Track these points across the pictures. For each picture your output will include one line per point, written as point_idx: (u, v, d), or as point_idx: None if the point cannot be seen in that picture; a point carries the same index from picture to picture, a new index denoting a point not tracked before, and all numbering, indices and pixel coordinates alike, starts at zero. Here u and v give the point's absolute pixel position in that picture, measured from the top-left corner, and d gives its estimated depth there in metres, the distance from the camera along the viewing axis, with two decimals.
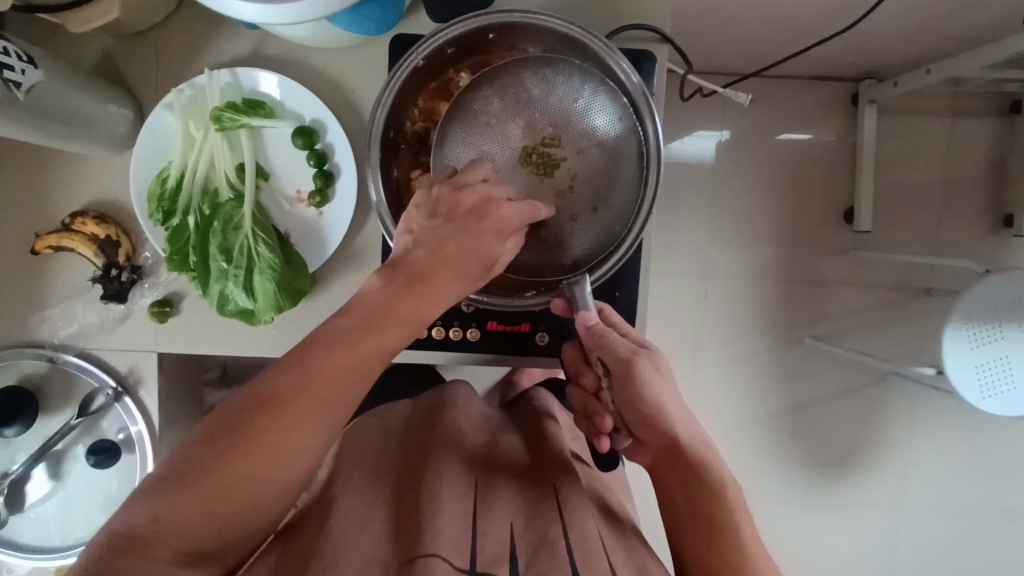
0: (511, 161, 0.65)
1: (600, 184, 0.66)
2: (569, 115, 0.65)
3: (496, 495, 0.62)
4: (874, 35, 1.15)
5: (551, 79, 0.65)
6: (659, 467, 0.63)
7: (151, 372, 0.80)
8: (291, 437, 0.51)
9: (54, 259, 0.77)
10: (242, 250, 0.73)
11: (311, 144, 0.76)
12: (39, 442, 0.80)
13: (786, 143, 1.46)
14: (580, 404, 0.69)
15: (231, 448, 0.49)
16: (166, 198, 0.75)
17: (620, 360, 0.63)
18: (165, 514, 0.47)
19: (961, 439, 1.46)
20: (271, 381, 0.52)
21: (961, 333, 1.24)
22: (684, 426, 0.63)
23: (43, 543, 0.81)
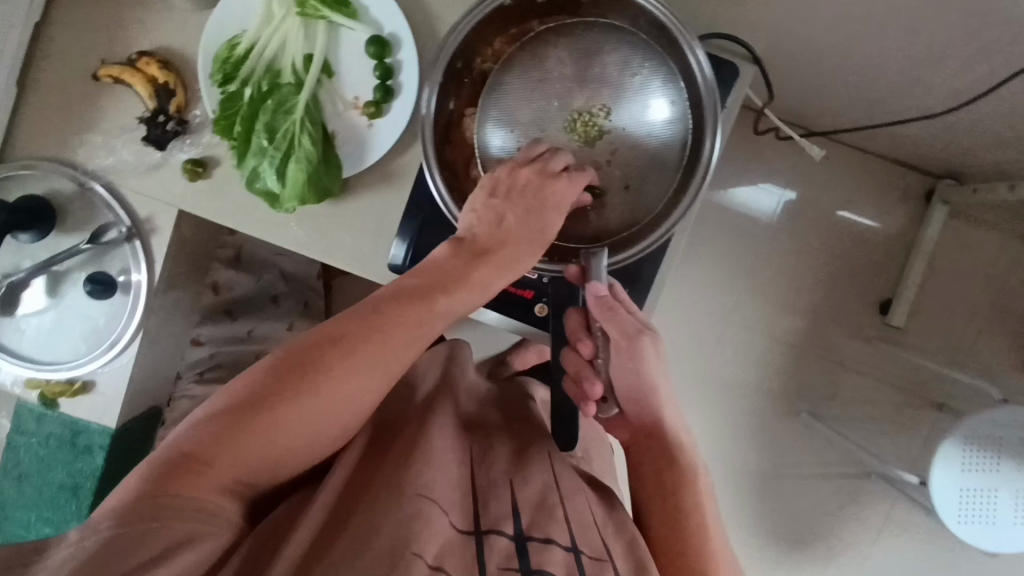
0: (557, 123, 0.68)
1: (637, 162, 0.67)
2: (620, 91, 0.67)
3: (491, 456, 0.64)
4: (967, 130, 1.11)
5: (613, 54, 0.67)
6: (635, 444, 0.69)
7: (167, 225, 0.82)
8: (352, 380, 0.55)
9: (111, 91, 0.80)
10: (286, 134, 0.75)
11: (381, 57, 0.76)
12: (46, 256, 0.82)
13: (846, 220, 1.43)
14: (572, 368, 0.68)
15: (300, 381, 0.53)
16: (231, 65, 0.75)
17: (626, 336, 0.65)
18: (222, 438, 0.49)
19: (921, 559, 1.42)
20: (333, 331, 0.56)
21: (957, 454, 1.21)
22: (670, 413, 0.68)
23: (23, 352, 0.84)
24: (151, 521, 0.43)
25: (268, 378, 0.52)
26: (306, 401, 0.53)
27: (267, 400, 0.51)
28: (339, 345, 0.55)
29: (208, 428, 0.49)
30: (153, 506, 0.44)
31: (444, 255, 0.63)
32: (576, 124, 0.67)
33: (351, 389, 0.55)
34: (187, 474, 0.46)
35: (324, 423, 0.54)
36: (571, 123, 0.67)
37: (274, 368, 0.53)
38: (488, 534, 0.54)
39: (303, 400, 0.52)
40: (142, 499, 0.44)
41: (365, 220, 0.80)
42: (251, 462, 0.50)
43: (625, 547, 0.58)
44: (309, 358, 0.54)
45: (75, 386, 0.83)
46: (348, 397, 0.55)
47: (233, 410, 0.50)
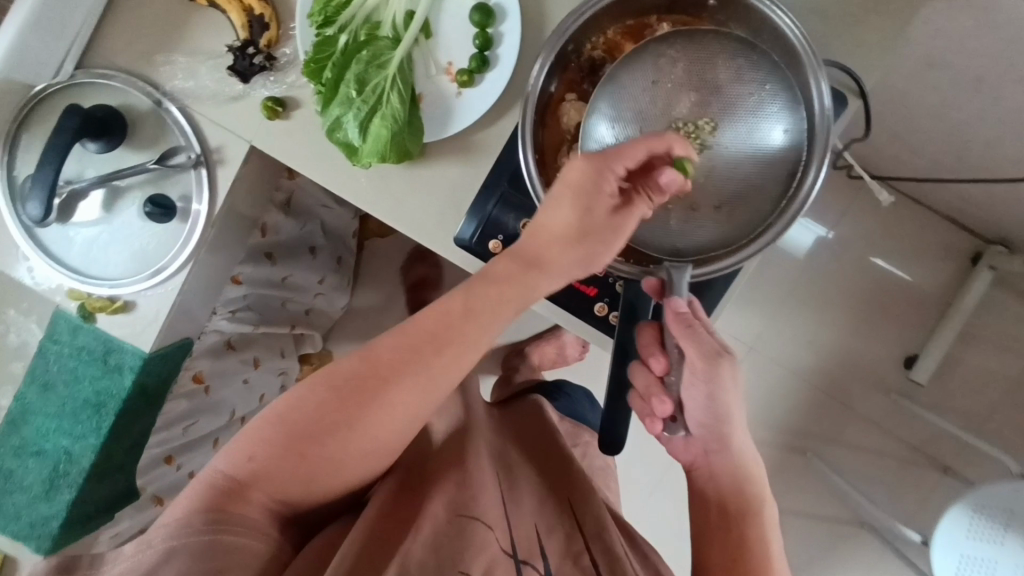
0: (659, 128, 0.64)
1: (736, 184, 0.65)
2: (736, 108, 0.63)
3: (516, 495, 0.74)
4: None
5: (741, 73, 0.63)
6: (699, 466, 0.68)
7: (236, 158, 0.80)
8: (392, 399, 0.62)
9: (202, 14, 0.78)
10: (376, 89, 0.73)
11: (484, 25, 0.74)
12: (110, 169, 0.81)
13: (878, 269, 1.42)
14: (641, 383, 0.66)
15: (339, 405, 0.61)
16: (332, 8, 0.73)
17: (707, 356, 0.61)
18: (268, 465, 0.59)
19: None
20: (371, 353, 0.63)
21: (963, 520, 1.20)
22: (740, 438, 0.67)
23: (68, 261, 0.83)
24: (209, 531, 0.55)
25: (311, 404, 0.61)
26: (347, 422, 0.61)
27: (308, 426, 0.60)
28: (368, 377, 0.62)
29: (253, 449, 0.60)
30: (216, 515, 0.56)
31: (496, 264, 0.63)
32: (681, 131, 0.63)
33: (389, 408, 0.62)
34: (238, 498, 0.58)
35: (368, 437, 0.62)
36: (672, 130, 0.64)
37: (312, 398, 0.61)
38: (523, 562, 0.62)
39: (341, 426, 0.60)
40: (201, 514, 0.56)
41: (438, 188, 0.78)
42: (297, 479, 0.60)
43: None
44: (349, 381, 0.62)
45: (116, 304, 0.82)
46: (375, 422, 0.61)
47: (275, 434, 0.60)
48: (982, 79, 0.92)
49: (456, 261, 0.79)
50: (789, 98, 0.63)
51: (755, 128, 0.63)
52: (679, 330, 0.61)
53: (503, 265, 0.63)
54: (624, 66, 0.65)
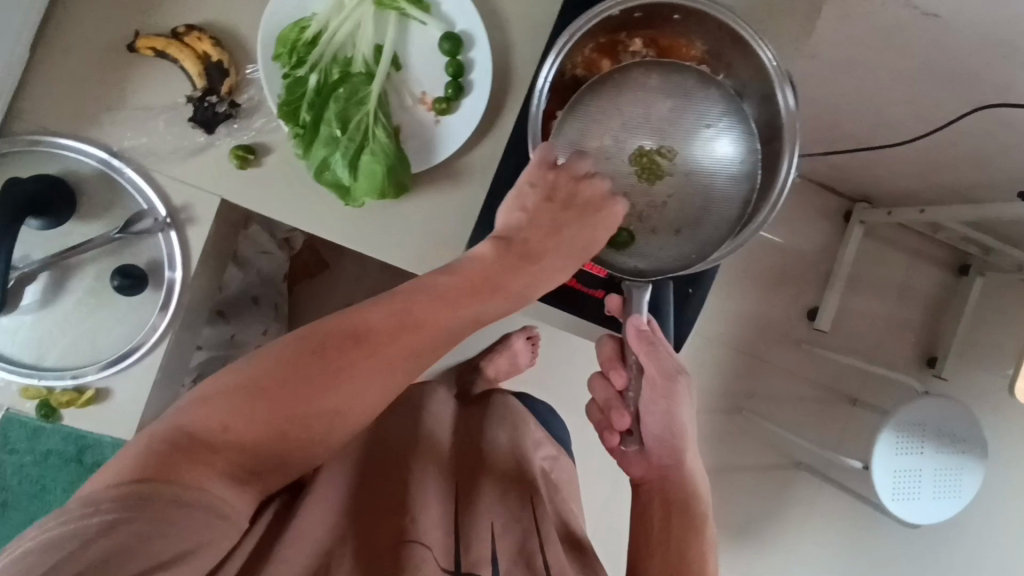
0: (624, 158, 0.73)
1: (693, 209, 0.73)
2: (690, 134, 0.73)
3: (473, 502, 0.73)
4: (901, 158, 1.30)
5: (691, 95, 0.73)
6: (648, 483, 0.73)
7: (207, 215, 0.75)
8: (371, 372, 0.54)
9: (149, 67, 0.72)
10: (359, 125, 0.72)
11: (454, 53, 0.75)
12: (58, 246, 0.72)
13: (771, 239, 1.59)
14: (602, 397, 0.76)
15: (319, 373, 0.52)
16: (300, 48, 0.71)
17: (663, 372, 0.68)
18: (236, 429, 0.49)
19: (841, 539, 1.60)
20: (361, 319, 0.54)
21: (891, 441, 1.38)
22: (692, 459, 0.72)
23: (20, 356, 0.74)
24: (159, 499, 0.45)
25: (283, 367, 0.51)
26: (321, 395, 0.52)
27: (276, 392, 0.50)
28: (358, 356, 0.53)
29: (220, 418, 0.49)
30: (158, 498, 0.45)
31: (487, 253, 0.62)
32: (642, 158, 0.73)
33: (369, 388, 0.54)
34: (193, 459, 0.47)
35: (340, 418, 0.53)
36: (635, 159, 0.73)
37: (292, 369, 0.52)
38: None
39: (315, 398, 0.52)
40: (147, 475, 0.45)
41: (430, 217, 0.78)
42: (258, 451, 0.51)
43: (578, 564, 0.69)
44: (330, 348, 0.53)
45: (86, 395, 0.74)
46: (351, 408, 0.53)
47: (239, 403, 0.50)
48: (854, 63, 1.09)
49: None
50: (732, 111, 0.73)
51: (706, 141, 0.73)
52: (640, 351, 0.68)
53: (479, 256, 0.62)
54: (585, 89, 0.73)
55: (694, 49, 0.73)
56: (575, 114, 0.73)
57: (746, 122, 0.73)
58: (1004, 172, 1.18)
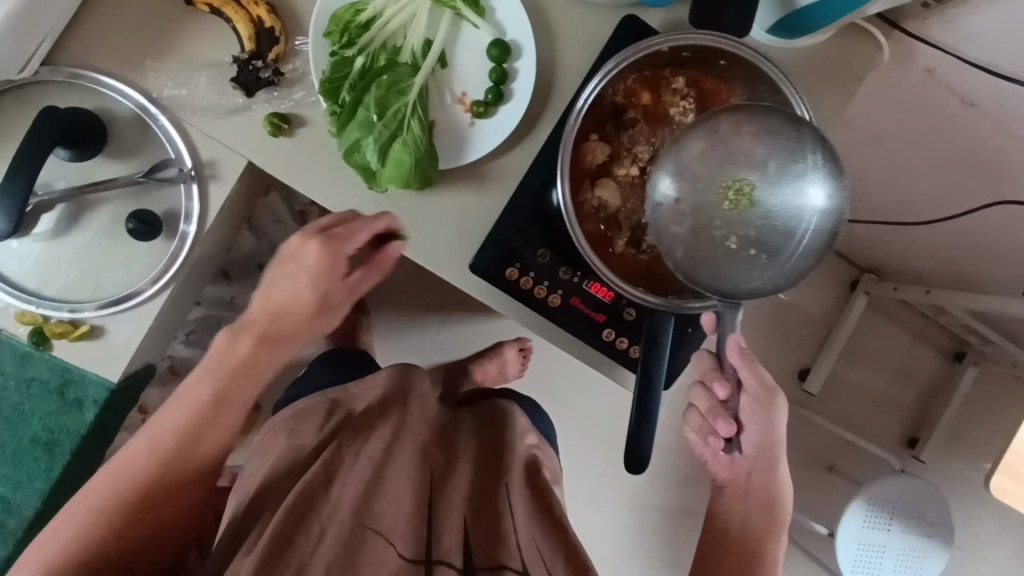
0: (705, 192, 0.61)
1: (770, 243, 0.61)
2: (782, 169, 0.60)
3: (449, 479, 0.86)
4: (916, 237, 1.31)
5: (790, 137, 0.61)
6: (731, 484, 0.81)
7: (231, 174, 0.75)
8: (223, 417, 0.75)
9: (201, 21, 0.73)
10: (396, 114, 0.73)
11: (501, 60, 0.76)
12: (81, 180, 0.73)
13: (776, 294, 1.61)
14: (704, 407, 0.72)
15: (210, 409, 0.74)
16: (352, 29, 0.72)
17: (767, 387, 0.70)
18: (139, 466, 0.71)
19: None
20: (221, 346, 0.76)
21: (861, 512, 1.39)
22: (780, 461, 0.77)
23: (22, 279, 0.74)
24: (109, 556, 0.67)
25: (184, 403, 0.74)
26: (187, 439, 0.73)
27: (170, 448, 0.72)
28: (199, 415, 0.74)
29: (144, 454, 0.72)
30: (120, 526, 0.69)
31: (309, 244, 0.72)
32: (730, 191, 0.61)
33: (220, 421, 0.75)
34: (128, 518, 0.69)
35: (204, 446, 0.74)
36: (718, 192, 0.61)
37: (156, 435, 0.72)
38: (437, 563, 0.76)
39: (183, 442, 0.73)
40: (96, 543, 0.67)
41: (447, 214, 0.79)
42: (154, 491, 0.71)
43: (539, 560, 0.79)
44: (217, 367, 0.75)
45: (80, 329, 0.74)
46: (210, 444, 0.74)
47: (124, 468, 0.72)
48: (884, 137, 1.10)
49: (461, 288, 0.80)
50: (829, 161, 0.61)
51: (800, 206, 0.60)
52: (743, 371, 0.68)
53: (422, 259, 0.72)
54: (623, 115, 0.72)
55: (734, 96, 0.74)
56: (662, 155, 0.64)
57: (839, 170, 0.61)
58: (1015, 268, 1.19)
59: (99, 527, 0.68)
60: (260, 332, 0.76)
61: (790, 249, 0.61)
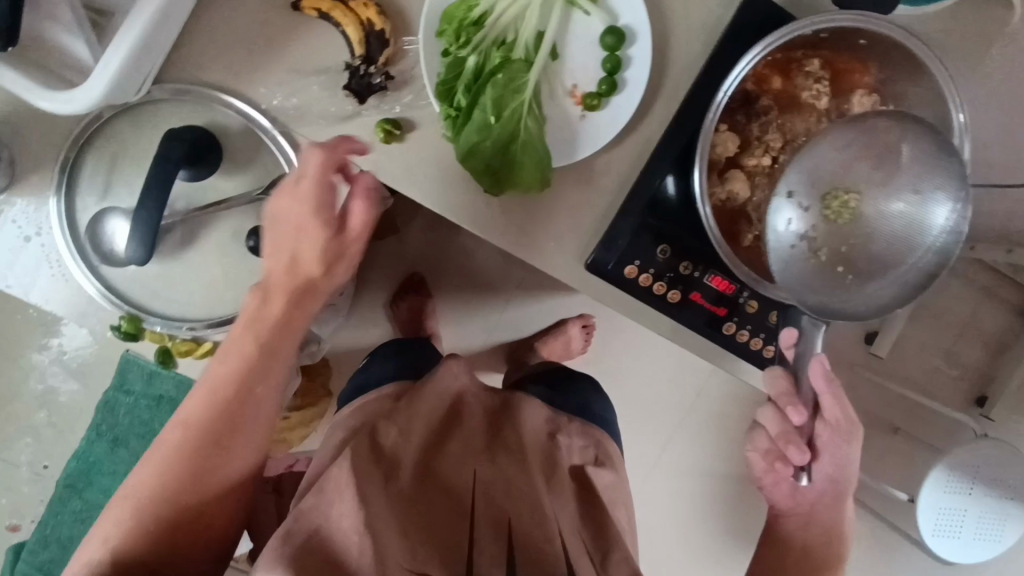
0: (813, 199, 0.61)
1: (876, 259, 0.61)
2: (922, 205, 0.60)
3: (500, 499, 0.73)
4: None
5: (925, 169, 0.60)
6: (800, 518, 0.74)
7: (342, 184, 0.74)
8: (191, 404, 0.64)
9: (308, 25, 0.70)
10: (513, 114, 0.70)
11: (615, 48, 0.73)
12: (200, 200, 0.73)
13: None
14: (775, 430, 0.69)
15: (150, 525, 0.61)
16: (465, 27, 0.69)
17: (850, 420, 0.66)
18: (111, 534, 0.61)
19: None
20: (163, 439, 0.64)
21: None
22: (848, 509, 0.73)
23: (144, 300, 0.74)
24: None
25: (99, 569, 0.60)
26: (185, 469, 0.62)
27: (150, 497, 0.61)
28: (191, 435, 0.63)
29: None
30: None
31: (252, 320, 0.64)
32: (834, 203, 0.61)
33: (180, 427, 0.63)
34: None
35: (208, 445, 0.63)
36: (826, 199, 0.61)
37: (192, 434, 0.63)
38: None
39: (182, 459, 0.62)
40: None
41: (563, 211, 0.77)
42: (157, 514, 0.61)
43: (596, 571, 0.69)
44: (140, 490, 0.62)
45: (205, 346, 0.75)
46: (233, 443, 0.64)
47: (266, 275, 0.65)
48: None
49: (580, 289, 0.78)
50: (960, 204, 0.60)
51: (918, 224, 0.60)
52: (824, 395, 0.65)
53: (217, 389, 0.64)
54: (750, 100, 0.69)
55: (868, 75, 0.71)
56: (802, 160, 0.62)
57: (966, 218, 0.60)
58: None
59: None
60: (260, 294, 0.64)
61: (905, 261, 0.61)
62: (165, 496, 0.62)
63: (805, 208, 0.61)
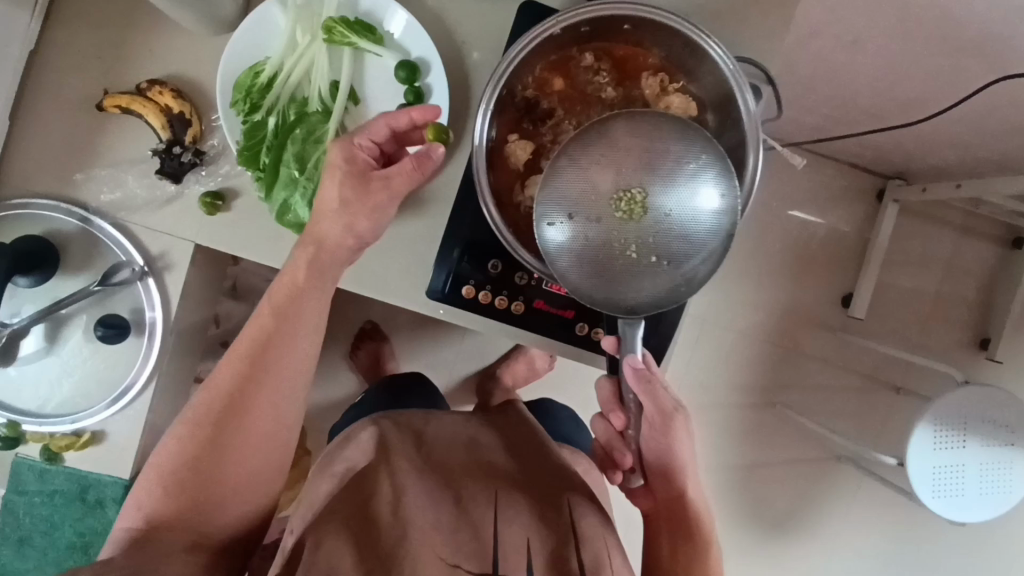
0: (596, 207, 0.58)
1: (674, 242, 0.58)
2: (687, 177, 0.58)
3: (512, 498, 0.71)
4: (921, 136, 1.28)
5: (673, 140, 0.59)
6: (655, 516, 0.72)
7: (182, 261, 0.78)
8: (272, 370, 0.64)
9: (120, 122, 0.74)
10: (316, 164, 0.72)
11: (411, 81, 0.75)
12: (48, 301, 0.77)
13: (796, 219, 1.57)
14: (603, 436, 0.73)
15: (232, 390, 0.63)
16: (254, 93, 0.72)
17: (664, 413, 0.65)
18: (188, 427, 0.62)
19: (876, 522, 1.60)
20: (214, 394, 0.63)
21: (928, 435, 1.30)
22: (697, 493, 0.70)
23: (21, 404, 0.78)
24: (175, 515, 0.59)
25: (200, 421, 0.62)
26: (243, 402, 0.63)
27: (212, 419, 0.62)
28: (270, 333, 0.65)
29: (182, 441, 0.61)
30: (179, 514, 0.59)
31: (254, 329, 0.65)
32: (622, 201, 0.58)
33: (269, 391, 0.64)
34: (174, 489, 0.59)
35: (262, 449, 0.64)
36: (614, 202, 0.58)
37: (285, 301, 0.65)
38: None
39: (247, 394, 0.63)
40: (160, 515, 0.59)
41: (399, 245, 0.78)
42: (229, 440, 0.62)
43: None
44: (221, 393, 0.63)
45: (84, 438, 0.78)
46: (275, 409, 0.64)
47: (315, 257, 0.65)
48: (862, 42, 1.03)
49: (436, 317, 0.79)
50: (718, 162, 0.59)
51: (691, 206, 0.58)
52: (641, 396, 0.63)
53: (286, 331, 0.65)
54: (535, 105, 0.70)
55: (652, 56, 0.71)
56: (554, 176, 0.60)
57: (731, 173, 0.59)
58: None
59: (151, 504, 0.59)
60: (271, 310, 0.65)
61: (694, 245, 0.58)
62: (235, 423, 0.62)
63: (588, 228, 0.58)
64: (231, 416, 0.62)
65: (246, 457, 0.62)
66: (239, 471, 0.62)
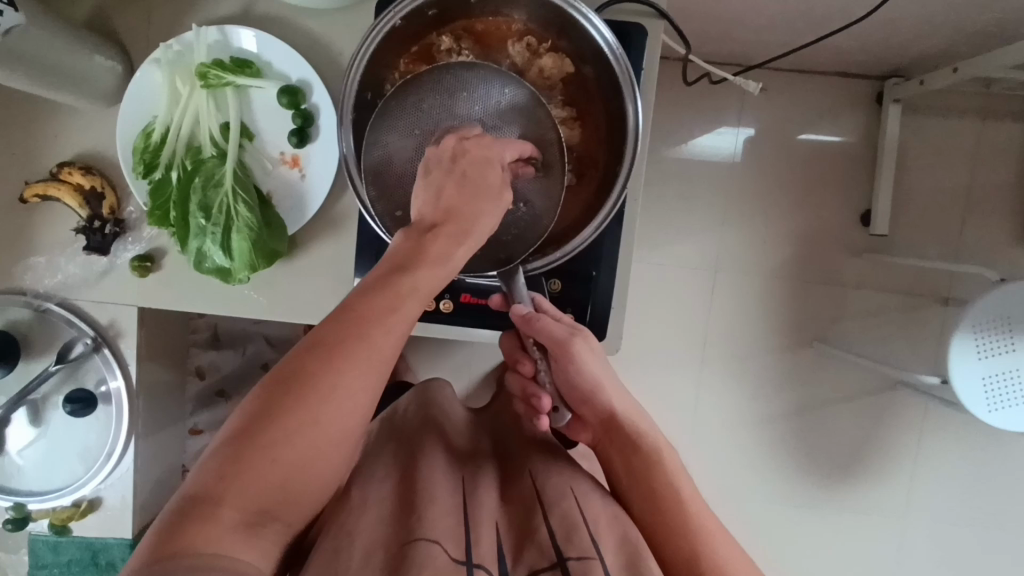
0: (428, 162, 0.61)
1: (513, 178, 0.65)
2: (493, 111, 0.65)
3: (479, 482, 0.65)
4: (868, 39, 1.07)
5: (471, 83, 0.64)
6: (599, 442, 0.71)
7: (131, 325, 0.81)
8: (361, 353, 0.50)
9: (43, 208, 0.78)
10: (221, 208, 0.73)
11: (296, 104, 0.75)
12: (20, 385, 0.84)
13: (812, 143, 1.30)
14: (520, 389, 0.76)
15: (320, 366, 0.49)
16: (153, 154, 0.74)
17: (557, 342, 0.68)
18: (256, 403, 0.48)
19: (969, 462, 1.32)
20: (305, 362, 0.49)
21: (969, 341, 1.10)
22: (621, 402, 0.71)
23: (24, 487, 0.85)
24: (195, 512, 0.43)
25: (271, 396, 0.48)
26: (329, 387, 0.48)
27: (292, 399, 0.47)
28: (372, 307, 0.51)
29: (253, 415, 0.47)
30: (204, 506, 0.43)
31: (354, 297, 0.52)
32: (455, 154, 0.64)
33: (356, 385, 0.49)
34: (238, 469, 0.45)
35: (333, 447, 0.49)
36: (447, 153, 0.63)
37: (385, 274, 0.53)
38: (479, 566, 0.52)
39: (337, 381, 0.49)
40: (185, 507, 0.43)
41: (325, 266, 0.79)
42: (307, 432, 0.47)
43: (623, 563, 0.55)
44: (303, 369, 0.49)
45: (82, 507, 0.87)
46: (360, 408, 0.50)
47: (424, 235, 0.56)
48: None
49: None
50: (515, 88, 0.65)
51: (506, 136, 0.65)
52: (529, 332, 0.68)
53: (387, 307, 0.52)
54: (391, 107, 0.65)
55: (516, 22, 0.68)
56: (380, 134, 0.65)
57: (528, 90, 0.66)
58: (1005, 10, 0.92)
59: (201, 483, 0.45)
60: (387, 272, 0.53)
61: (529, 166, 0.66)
62: (317, 415, 0.48)
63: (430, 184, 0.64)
64: (306, 397, 0.48)
65: (322, 448, 0.48)
66: (317, 457, 0.48)
